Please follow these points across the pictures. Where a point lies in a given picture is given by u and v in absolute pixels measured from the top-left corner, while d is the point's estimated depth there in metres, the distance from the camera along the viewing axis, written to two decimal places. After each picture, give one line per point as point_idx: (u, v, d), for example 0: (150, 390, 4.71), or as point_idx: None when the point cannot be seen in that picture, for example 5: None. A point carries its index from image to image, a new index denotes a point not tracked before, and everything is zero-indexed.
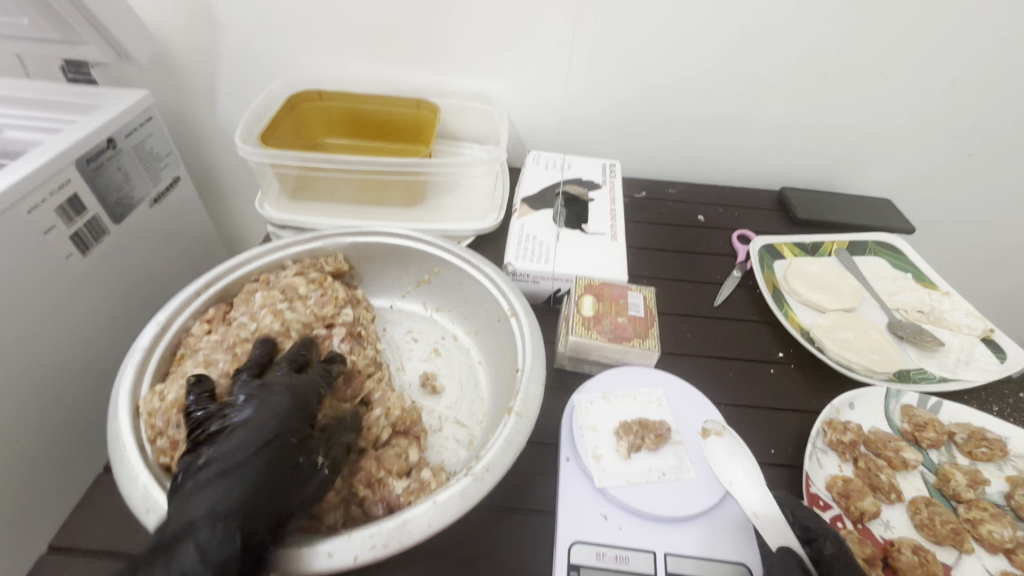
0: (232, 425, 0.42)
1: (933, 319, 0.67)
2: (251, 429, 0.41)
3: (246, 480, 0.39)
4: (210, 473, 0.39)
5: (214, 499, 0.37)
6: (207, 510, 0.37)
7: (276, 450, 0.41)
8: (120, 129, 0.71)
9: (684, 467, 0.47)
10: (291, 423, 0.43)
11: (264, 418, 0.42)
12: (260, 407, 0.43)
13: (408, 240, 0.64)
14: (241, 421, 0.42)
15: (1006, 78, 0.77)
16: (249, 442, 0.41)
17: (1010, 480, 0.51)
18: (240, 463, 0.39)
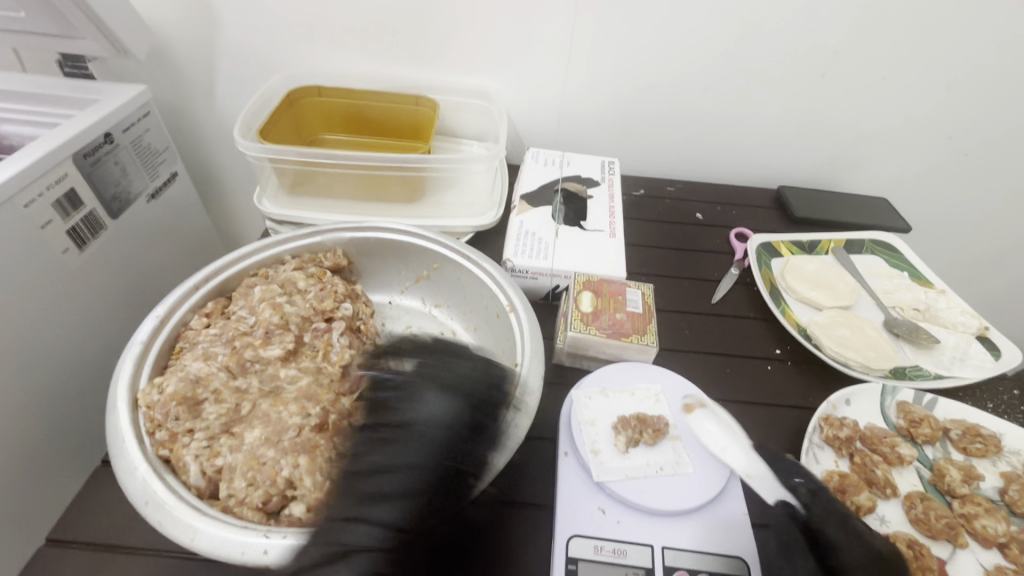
0: (401, 435, 0.44)
1: (928, 317, 0.68)
2: (415, 445, 0.43)
3: (415, 497, 0.41)
4: (377, 484, 0.41)
5: (377, 517, 0.40)
6: (376, 525, 0.39)
7: (439, 471, 0.42)
8: (118, 123, 0.70)
9: (683, 462, 0.47)
10: (456, 440, 0.44)
11: (435, 433, 0.44)
12: (445, 422, 0.45)
13: (406, 235, 0.64)
14: (405, 434, 0.44)
15: (1002, 78, 0.77)
16: (425, 458, 0.43)
17: (1004, 476, 0.52)
18: (413, 481, 0.41)
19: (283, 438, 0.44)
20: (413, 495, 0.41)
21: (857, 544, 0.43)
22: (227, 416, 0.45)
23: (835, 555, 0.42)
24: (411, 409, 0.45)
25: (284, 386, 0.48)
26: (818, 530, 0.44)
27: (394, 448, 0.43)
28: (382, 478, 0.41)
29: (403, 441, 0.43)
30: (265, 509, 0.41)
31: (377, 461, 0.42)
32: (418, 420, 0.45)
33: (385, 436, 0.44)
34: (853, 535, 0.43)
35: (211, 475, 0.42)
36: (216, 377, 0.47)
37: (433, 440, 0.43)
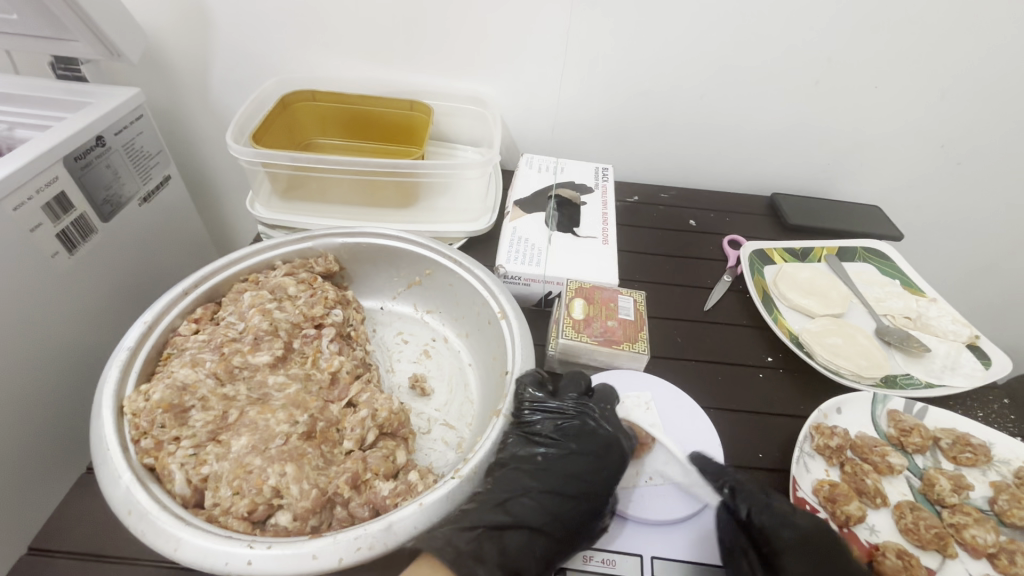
0: (580, 443, 0.47)
1: (919, 325, 0.68)
2: (594, 456, 0.46)
3: (578, 501, 0.44)
4: (541, 484, 0.44)
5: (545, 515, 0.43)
6: (542, 519, 0.43)
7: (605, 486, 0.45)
8: (110, 126, 0.70)
9: (670, 472, 0.48)
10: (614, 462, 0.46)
11: (617, 447, 0.47)
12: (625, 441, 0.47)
13: (397, 240, 0.64)
14: (580, 445, 0.47)
15: (992, 88, 0.78)
16: (615, 470, 0.46)
17: (994, 485, 0.52)
18: (579, 486, 0.44)
19: (270, 446, 0.43)
20: (579, 498, 0.44)
21: (789, 526, 0.42)
22: (214, 424, 0.45)
23: (769, 542, 0.42)
24: (597, 426, 0.47)
25: (272, 393, 0.48)
26: (748, 520, 0.43)
27: (557, 456, 0.46)
28: (547, 474, 0.45)
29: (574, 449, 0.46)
30: (250, 519, 0.40)
31: (539, 458, 0.46)
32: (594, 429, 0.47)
33: (550, 440, 0.47)
34: (780, 519, 0.43)
35: (197, 483, 0.41)
36: (203, 384, 0.46)
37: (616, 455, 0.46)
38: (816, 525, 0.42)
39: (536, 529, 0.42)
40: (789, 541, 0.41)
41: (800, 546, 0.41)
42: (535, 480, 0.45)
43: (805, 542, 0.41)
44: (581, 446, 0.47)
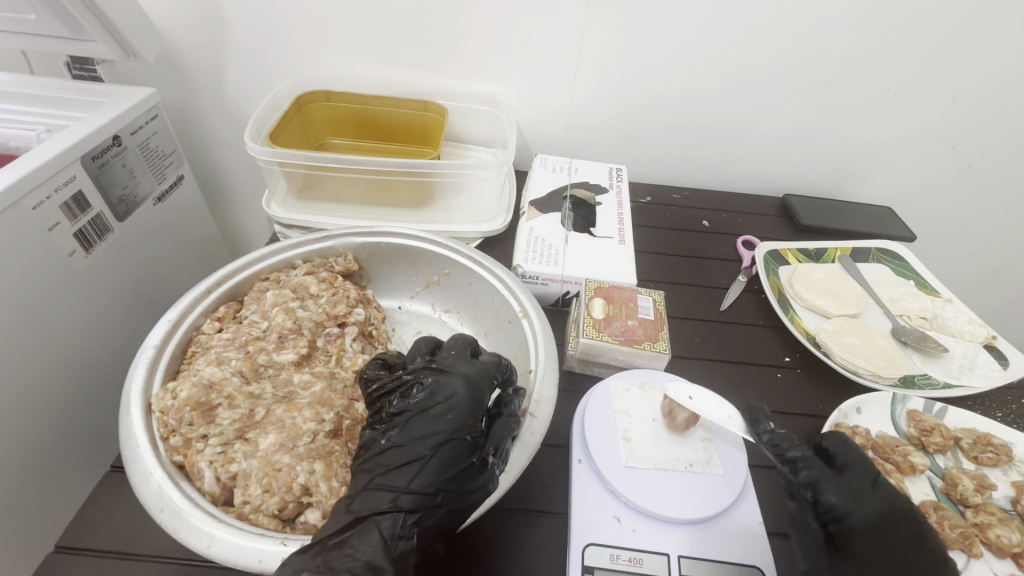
0: (428, 402, 0.42)
1: (936, 326, 0.68)
2: (444, 410, 0.41)
3: (431, 469, 0.39)
4: (393, 460, 0.40)
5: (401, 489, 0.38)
6: (397, 496, 0.38)
7: (461, 437, 0.41)
8: (126, 126, 0.70)
9: (712, 463, 0.48)
10: (465, 417, 0.41)
11: (466, 392, 0.42)
12: (474, 384, 0.43)
13: (418, 240, 0.64)
14: (427, 404, 0.42)
15: (1004, 91, 0.78)
16: (457, 417, 0.41)
17: (1016, 485, 0.52)
18: (429, 444, 0.40)
19: (298, 444, 0.43)
20: (432, 459, 0.39)
21: (863, 508, 0.41)
22: (241, 421, 0.45)
23: (837, 521, 0.42)
24: (437, 383, 0.43)
25: (298, 392, 0.48)
26: (815, 497, 0.43)
27: (409, 423, 0.41)
28: (395, 449, 0.40)
29: (422, 414, 0.41)
30: (280, 517, 0.40)
31: (390, 438, 0.41)
32: (437, 384, 0.43)
33: (397, 414, 0.42)
34: (852, 498, 0.42)
35: (226, 481, 0.41)
36: (230, 382, 0.46)
37: (465, 401, 0.42)
38: (893, 505, 0.41)
39: (392, 509, 0.38)
40: (859, 524, 0.41)
41: (870, 529, 0.41)
42: (384, 460, 0.40)
43: (879, 524, 0.41)
44: (428, 406, 0.42)
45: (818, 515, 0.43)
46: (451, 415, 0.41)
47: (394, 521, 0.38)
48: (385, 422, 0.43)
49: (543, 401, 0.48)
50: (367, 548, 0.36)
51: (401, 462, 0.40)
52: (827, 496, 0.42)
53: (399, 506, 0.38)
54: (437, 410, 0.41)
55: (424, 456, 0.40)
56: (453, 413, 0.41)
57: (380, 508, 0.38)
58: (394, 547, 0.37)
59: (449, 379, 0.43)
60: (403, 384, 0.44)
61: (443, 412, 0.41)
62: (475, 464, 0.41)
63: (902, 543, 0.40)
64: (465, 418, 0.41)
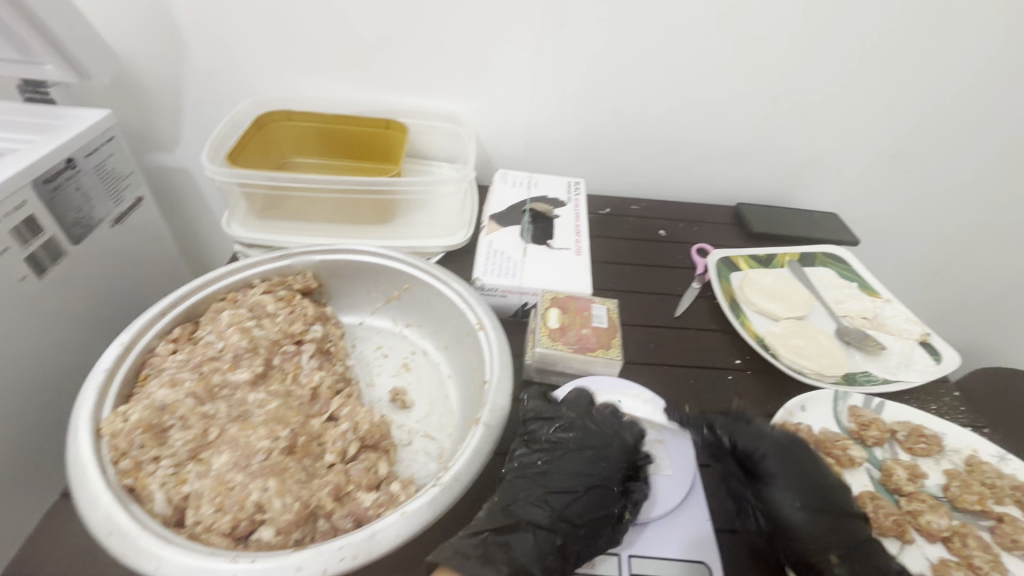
0: (588, 444, 0.48)
1: (876, 325, 0.72)
2: (601, 456, 0.48)
3: (583, 502, 0.45)
4: (552, 488, 0.46)
5: (561, 501, 0.45)
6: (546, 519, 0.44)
7: (608, 485, 0.46)
8: (80, 149, 0.70)
9: (662, 465, 0.51)
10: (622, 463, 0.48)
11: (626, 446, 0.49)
12: (627, 442, 0.49)
13: (376, 256, 0.65)
14: (587, 444, 0.49)
15: (930, 103, 0.84)
16: (615, 460, 0.48)
17: (946, 473, 0.55)
18: (586, 480, 0.46)
19: (252, 461, 0.44)
20: (583, 494, 0.46)
21: (769, 440, 0.47)
22: (194, 442, 0.45)
23: (750, 457, 0.47)
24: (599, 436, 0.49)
25: (252, 410, 0.48)
26: (732, 446, 0.48)
27: (566, 462, 0.48)
28: (553, 474, 0.47)
29: (579, 449, 0.48)
30: (232, 535, 0.40)
31: (542, 462, 0.48)
32: (598, 432, 0.50)
33: (552, 444, 0.49)
34: (758, 434, 0.47)
35: (178, 502, 0.41)
36: (183, 403, 0.46)
37: (621, 452, 0.48)
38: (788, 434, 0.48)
39: (544, 529, 0.43)
40: (769, 453, 0.46)
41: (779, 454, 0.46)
42: (538, 485, 0.46)
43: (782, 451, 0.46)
44: (584, 445, 0.48)
45: (735, 458, 0.48)
46: (612, 461, 0.48)
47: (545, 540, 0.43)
48: (539, 447, 0.49)
49: (497, 410, 0.49)
50: (525, 555, 0.42)
51: (557, 491, 0.46)
52: (740, 440, 0.47)
53: (550, 528, 0.43)
54: (599, 452, 0.48)
55: (578, 490, 0.46)
56: (614, 457, 0.48)
57: (536, 522, 0.44)
58: (545, 558, 0.42)
59: (609, 425, 0.50)
60: (559, 419, 0.51)
61: (601, 455, 0.48)
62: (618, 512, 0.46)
63: (807, 463, 0.46)
64: (618, 469, 0.47)
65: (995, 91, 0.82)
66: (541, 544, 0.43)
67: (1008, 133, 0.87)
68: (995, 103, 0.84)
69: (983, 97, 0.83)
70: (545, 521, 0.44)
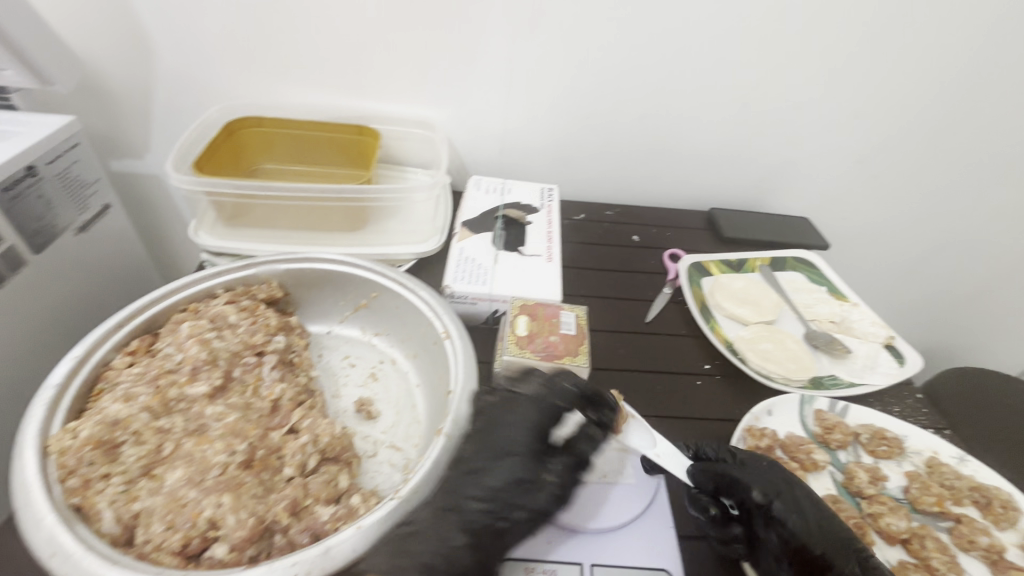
0: (501, 420, 0.48)
1: (843, 329, 0.73)
2: (514, 431, 0.48)
3: (492, 479, 0.45)
4: (463, 469, 0.46)
5: (474, 482, 0.45)
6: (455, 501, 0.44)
7: (521, 457, 0.46)
8: (42, 156, 0.68)
9: (624, 473, 0.51)
10: (539, 438, 0.48)
11: (536, 414, 0.49)
12: (545, 412, 0.49)
13: (343, 265, 0.64)
14: (500, 420, 0.49)
15: (896, 111, 0.86)
16: (529, 434, 0.47)
17: (907, 475, 0.56)
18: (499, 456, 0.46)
19: (206, 477, 0.43)
20: (495, 470, 0.45)
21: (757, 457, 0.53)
22: (147, 458, 0.44)
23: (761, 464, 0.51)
24: (513, 407, 0.49)
25: (210, 424, 0.48)
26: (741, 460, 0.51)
27: (479, 440, 0.48)
28: (467, 456, 0.47)
29: (495, 428, 0.48)
30: (183, 554, 0.40)
31: (460, 447, 0.48)
32: (516, 407, 0.49)
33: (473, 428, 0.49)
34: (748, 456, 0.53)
35: (128, 520, 0.40)
36: (137, 418, 0.46)
37: (534, 424, 0.48)
38: None
39: (452, 511, 0.43)
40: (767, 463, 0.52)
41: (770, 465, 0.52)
42: (454, 468, 0.46)
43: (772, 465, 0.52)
44: (499, 422, 0.48)
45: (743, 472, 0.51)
46: (525, 436, 0.47)
47: (453, 522, 0.42)
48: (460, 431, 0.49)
49: (459, 420, 0.49)
50: (428, 539, 0.41)
51: (467, 470, 0.46)
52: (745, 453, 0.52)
53: (458, 510, 0.43)
54: (512, 428, 0.48)
55: (489, 467, 0.46)
56: (528, 432, 0.48)
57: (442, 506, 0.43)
58: (451, 540, 0.41)
59: (526, 399, 0.50)
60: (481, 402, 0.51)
61: (514, 431, 0.48)
62: (532, 482, 0.45)
63: None
64: (528, 440, 0.47)
65: (958, 99, 0.84)
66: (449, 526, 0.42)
67: (971, 139, 0.89)
68: (958, 111, 0.86)
69: (947, 105, 0.85)
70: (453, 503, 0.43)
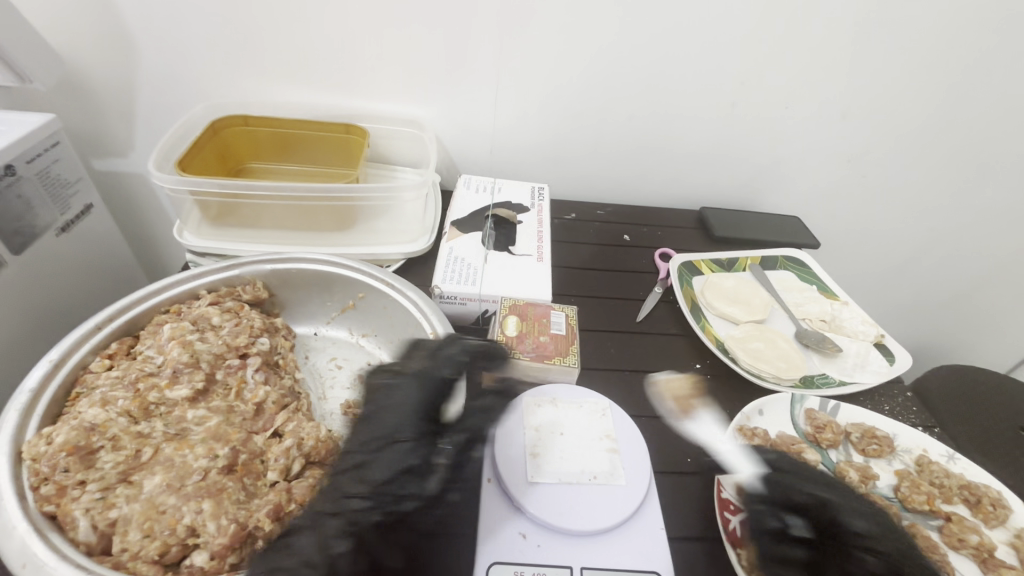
0: (381, 407, 0.46)
1: (833, 327, 0.73)
2: (391, 415, 0.46)
3: (375, 471, 0.43)
4: (345, 466, 0.44)
5: (355, 476, 0.43)
6: (336, 499, 0.41)
7: (402, 441, 0.44)
8: (20, 155, 0.66)
9: (615, 474, 0.49)
10: (419, 421, 0.46)
11: (419, 394, 0.47)
12: (425, 389, 0.47)
13: (330, 265, 0.64)
14: (381, 408, 0.46)
15: (884, 110, 0.86)
16: (407, 417, 0.45)
17: (897, 473, 0.56)
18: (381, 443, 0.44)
19: (186, 483, 0.42)
20: (376, 461, 0.43)
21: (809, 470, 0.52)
22: (125, 464, 0.43)
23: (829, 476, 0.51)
24: (394, 389, 0.47)
25: (191, 428, 0.47)
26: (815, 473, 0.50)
27: (360, 429, 0.46)
28: (349, 453, 0.44)
29: (374, 418, 0.46)
30: (161, 562, 0.39)
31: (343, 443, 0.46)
32: (395, 388, 0.47)
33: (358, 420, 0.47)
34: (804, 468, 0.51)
35: (104, 528, 0.39)
36: (115, 423, 0.45)
37: (412, 406, 0.46)
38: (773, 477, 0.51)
39: (333, 511, 0.41)
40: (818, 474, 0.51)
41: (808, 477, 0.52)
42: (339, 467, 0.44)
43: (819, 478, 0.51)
44: (379, 410, 0.46)
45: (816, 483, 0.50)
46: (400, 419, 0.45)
47: (335, 523, 0.40)
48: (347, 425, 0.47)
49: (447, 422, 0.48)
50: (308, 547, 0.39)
51: (348, 465, 0.43)
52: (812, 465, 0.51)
53: (340, 509, 0.41)
54: (388, 411, 0.46)
55: (369, 459, 0.43)
56: (403, 414, 0.46)
57: (321, 509, 0.41)
58: (332, 545, 0.39)
59: (401, 379, 0.48)
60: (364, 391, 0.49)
61: (389, 415, 0.46)
62: (419, 466, 0.43)
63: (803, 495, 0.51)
64: (411, 424, 0.45)
65: (946, 99, 0.85)
66: (331, 530, 0.40)
67: (958, 139, 0.90)
68: (945, 110, 0.86)
69: (935, 105, 0.85)
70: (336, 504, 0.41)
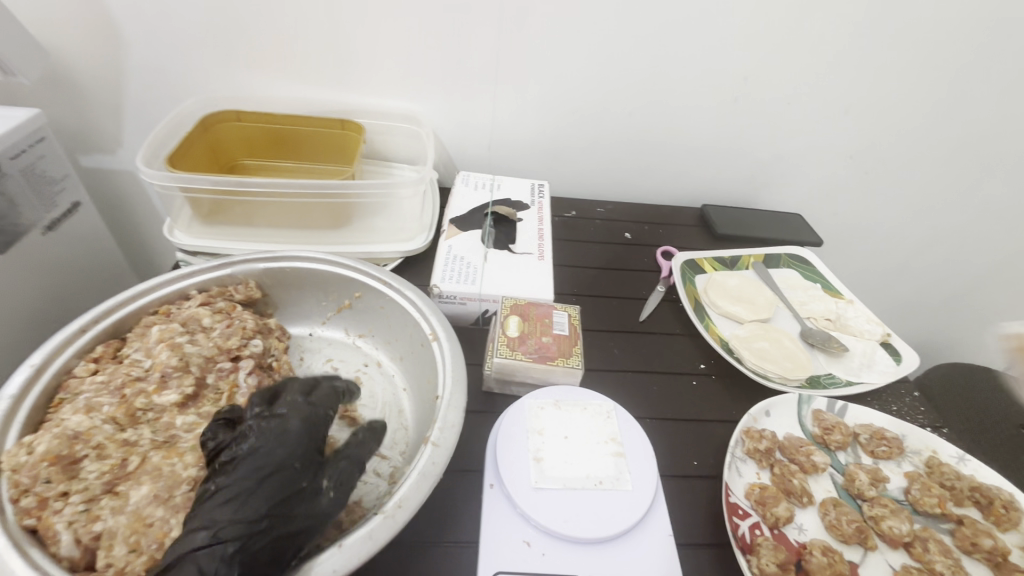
0: (263, 439, 0.41)
1: (839, 326, 0.72)
2: (273, 446, 0.41)
3: (256, 498, 0.38)
4: (217, 499, 0.38)
5: (227, 507, 0.37)
6: (216, 528, 0.36)
7: (289, 467, 0.40)
8: (4, 151, 0.64)
9: (621, 479, 0.48)
10: (306, 450, 0.42)
11: (301, 427, 0.43)
12: (311, 420, 0.44)
13: (325, 264, 0.61)
14: (257, 445, 0.41)
15: (889, 106, 0.85)
16: (290, 445, 0.41)
17: (907, 476, 0.55)
18: (262, 474, 0.39)
19: (174, 494, 0.41)
20: (255, 491, 0.38)
21: None
22: (111, 473, 0.41)
23: None
24: (271, 424, 0.43)
25: (180, 435, 0.45)
26: None
27: (232, 467, 0.40)
28: (222, 489, 0.39)
29: (251, 454, 0.40)
30: None
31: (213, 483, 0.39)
32: (276, 419, 0.43)
33: (229, 462, 0.41)
34: None
35: (88, 542, 0.37)
36: (100, 431, 0.43)
37: (298, 433, 0.42)
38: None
39: (211, 542, 0.36)
40: None
41: None
42: (211, 502, 0.38)
43: None
44: (257, 446, 0.41)
45: None
46: (282, 447, 0.41)
47: (212, 555, 0.35)
48: (218, 464, 0.41)
49: (447, 428, 0.46)
50: None
51: (219, 501, 0.38)
52: None
53: (219, 538, 0.36)
54: (266, 438, 0.42)
55: (248, 488, 0.38)
56: (285, 443, 0.41)
57: (197, 544, 0.36)
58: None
59: (283, 411, 0.44)
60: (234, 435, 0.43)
61: (269, 443, 0.41)
62: (305, 489, 0.40)
63: None
64: (297, 449, 0.41)
65: (953, 93, 0.83)
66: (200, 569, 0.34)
67: (962, 136, 0.89)
68: (950, 107, 0.85)
69: (940, 102, 0.84)
70: (209, 537, 0.36)
